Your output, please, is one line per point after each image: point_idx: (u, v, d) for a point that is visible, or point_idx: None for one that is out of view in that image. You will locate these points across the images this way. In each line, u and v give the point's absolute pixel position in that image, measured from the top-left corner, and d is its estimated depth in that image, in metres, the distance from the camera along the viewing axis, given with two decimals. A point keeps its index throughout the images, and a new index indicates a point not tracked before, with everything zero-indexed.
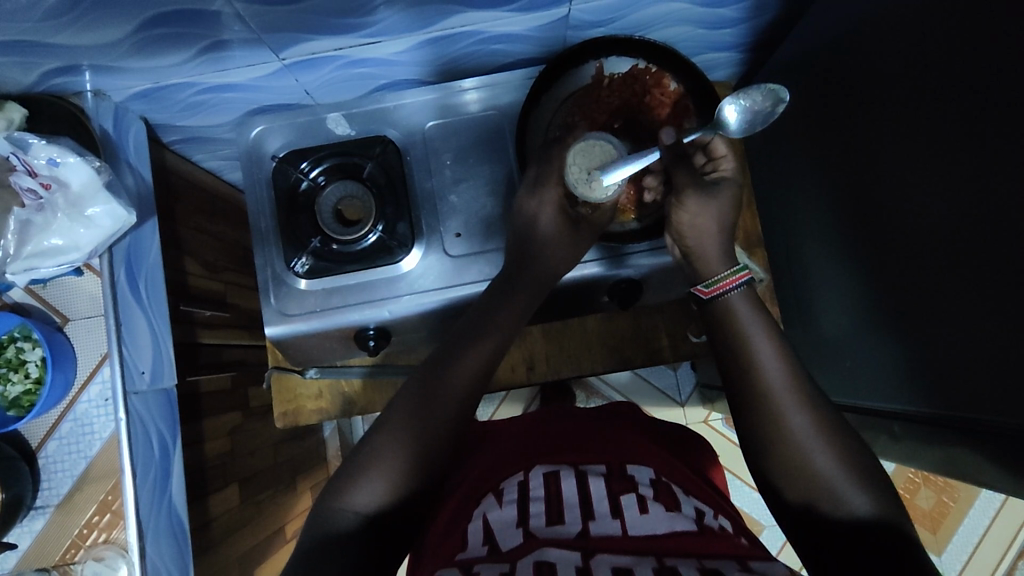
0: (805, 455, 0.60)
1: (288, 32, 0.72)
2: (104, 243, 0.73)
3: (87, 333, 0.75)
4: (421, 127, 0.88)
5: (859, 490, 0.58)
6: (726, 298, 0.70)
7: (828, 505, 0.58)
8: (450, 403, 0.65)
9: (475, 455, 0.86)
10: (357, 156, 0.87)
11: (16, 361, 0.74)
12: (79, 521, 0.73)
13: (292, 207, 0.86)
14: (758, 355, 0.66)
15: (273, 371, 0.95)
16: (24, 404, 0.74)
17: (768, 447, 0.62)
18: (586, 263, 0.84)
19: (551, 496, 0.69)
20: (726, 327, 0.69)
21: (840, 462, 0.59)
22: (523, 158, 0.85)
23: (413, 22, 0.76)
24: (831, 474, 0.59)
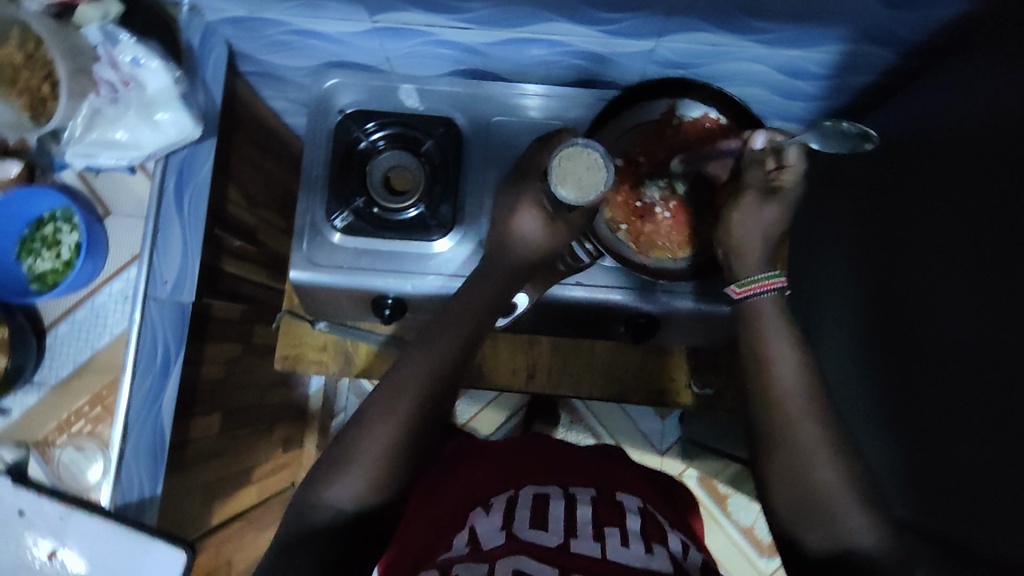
0: (808, 470, 0.60)
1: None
2: (163, 150, 0.75)
3: (124, 230, 0.75)
4: (487, 119, 0.90)
5: (859, 516, 0.58)
6: (755, 300, 0.69)
7: (816, 531, 0.59)
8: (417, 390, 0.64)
9: (461, 464, 0.86)
10: (420, 131, 0.88)
11: (52, 239, 0.74)
12: (70, 406, 0.72)
13: (345, 162, 0.87)
14: (774, 366, 0.65)
15: (285, 315, 0.97)
16: (48, 281, 0.73)
17: (772, 458, 0.62)
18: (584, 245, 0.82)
19: (536, 511, 0.70)
20: (751, 333, 0.68)
21: (844, 486, 0.59)
22: None
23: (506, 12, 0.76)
24: (833, 494, 0.59)
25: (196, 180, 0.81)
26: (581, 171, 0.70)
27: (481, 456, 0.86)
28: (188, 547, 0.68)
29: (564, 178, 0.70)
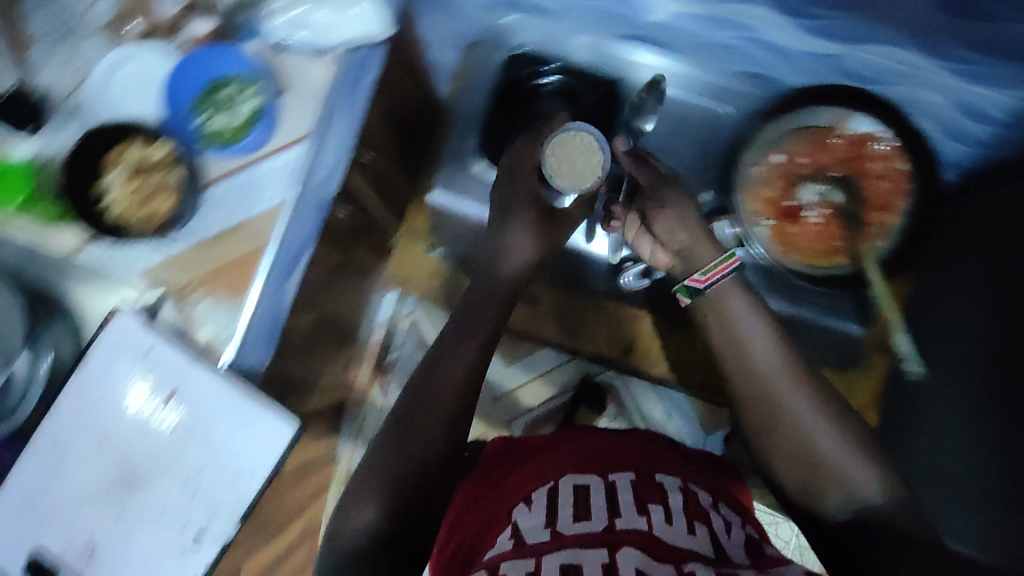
0: (810, 437, 0.60)
1: None
2: (343, 43, 0.75)
3: (293, 109, 0.74)
4: (655, 89, 0.90)
5: (865, 471, 0.57)
6: (717, 285, 0.68)
7: (832, 493, 0.58)
8: (447, 389, 0.63)
9: (507, 454, 0.80)
10: (587, 86, 0.87)
11: (231, 100, 0.72)
12: (212, 262, 0.72)
13: (512, 93, 0.90)
14: (752, 344, 0.65)
15: (402, 238, 1.11)
16: (221, 138, 0.72)
17: (768, 431, 0.63)
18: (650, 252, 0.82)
19: (578, 500, 0.66)
20: (716, 316, 0.68)
21: (844, 444, 0.59)
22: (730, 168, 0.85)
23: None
24: (836, 455, 0.59)
25: (362, 83, 0.77)
26: (571, 158, 0.73)
27: (521, 448, 0.80)
28: (300, 421, 0.68)
29: (559, 170, 0.73)
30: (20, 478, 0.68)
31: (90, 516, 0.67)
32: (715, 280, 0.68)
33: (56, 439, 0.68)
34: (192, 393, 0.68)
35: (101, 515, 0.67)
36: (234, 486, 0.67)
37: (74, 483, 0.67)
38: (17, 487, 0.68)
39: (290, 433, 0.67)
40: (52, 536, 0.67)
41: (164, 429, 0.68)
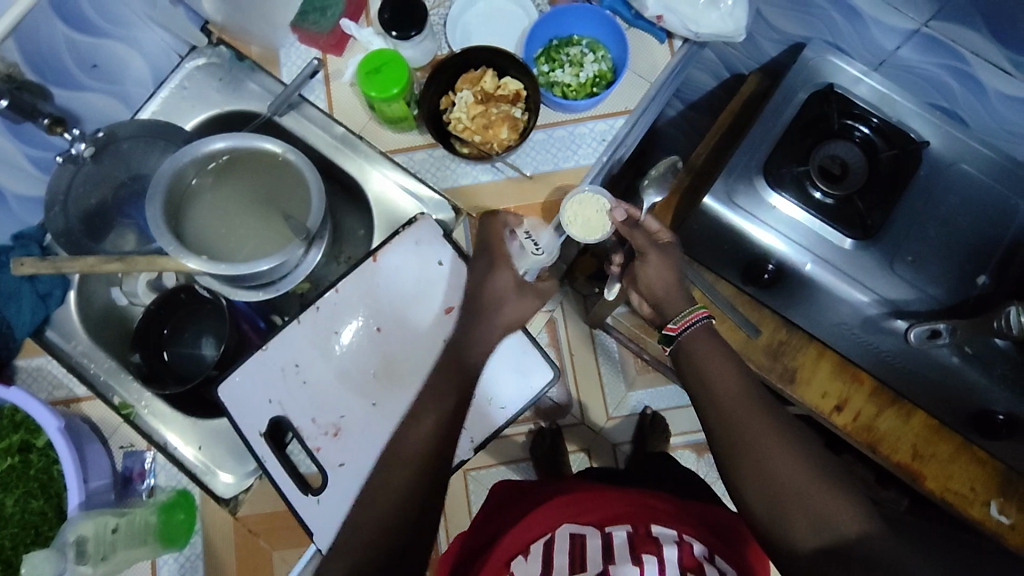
0: (774, 466, 0.51)
1: (971, 9, 0.71)
2: (692, 34, 0.74)
3: (629, 85, 0.76)
4: (954, 162, 0.83)
5: (834, 496, 0.49)
6: (691, 335, 0.62)
7: (802, 523, 0.49)
8: (409, 423, 0.55)
9: (516, 500, 0.70)
10: (886, 140, 0.84)
11: (578, 61, 0.76)
12: (514, 199, 0.74)
13: (804, 129, 0.85)
14: (722, 380, 0.57)
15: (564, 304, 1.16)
16: (559, 91, 0.75)
17: (741, 467, 0.52)
18: (938, 325, 0.77)
19: (575, 556, 0.54)
20: (694, 364, 0.60)
21: (813, 471, 0.50)
22: (1010, 265, 0.80)
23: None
24: (803, 479, 0.50)
25: (680, 75, 0.80)
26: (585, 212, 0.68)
27: (509, 501, 0.70)
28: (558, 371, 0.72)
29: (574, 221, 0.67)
30: (284, 344, 0.71)
31: (345, 399, 0.71)
32: (689, 325, 0.63)
33: (333, 310, 0.72)
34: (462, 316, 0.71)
35: (355, 400, 0.71)
36: (485, 414, 0.71)
37: (334, 365, 0.71)
38: (281, 354, 0.71)
39: (546, 380, 0.72)
40: (303, 408, 0.71)
41: (433, 339, 0.71)
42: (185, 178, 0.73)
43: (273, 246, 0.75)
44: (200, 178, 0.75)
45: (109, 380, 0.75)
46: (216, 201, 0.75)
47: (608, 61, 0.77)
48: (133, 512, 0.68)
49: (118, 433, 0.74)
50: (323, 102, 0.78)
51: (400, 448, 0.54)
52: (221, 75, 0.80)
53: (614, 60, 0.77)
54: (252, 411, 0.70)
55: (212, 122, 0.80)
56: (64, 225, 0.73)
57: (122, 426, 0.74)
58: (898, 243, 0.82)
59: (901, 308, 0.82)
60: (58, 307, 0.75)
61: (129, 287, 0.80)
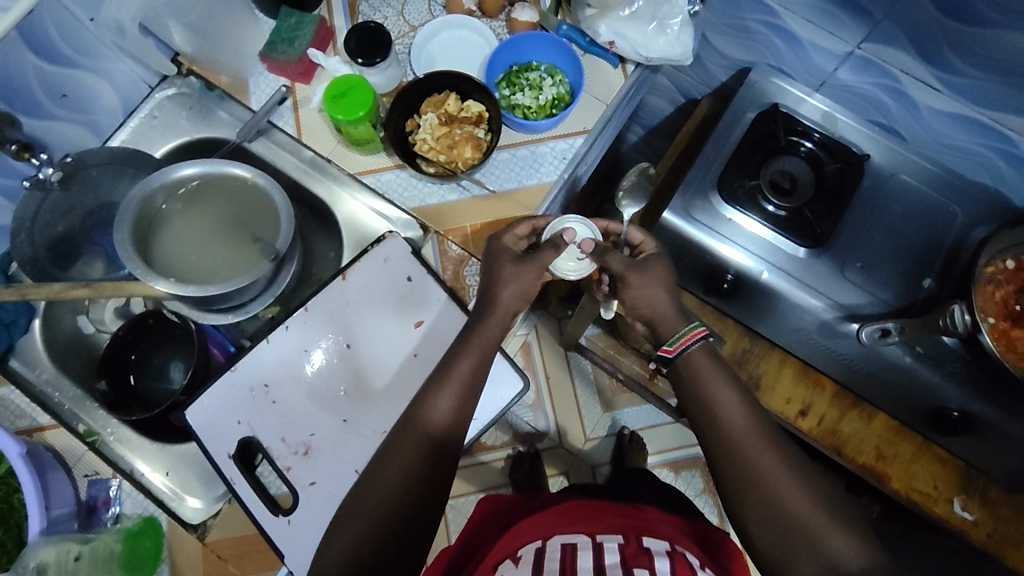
0: (780, 503, 0.52)
1: (898, 31, 0.77)
2: (644, 58, 0.79)
3: (586, 106, 0.79)
4: (895, 173, 0.88)
5: (839, 535, 0.50)
6: (688, 361, 0.59)
7: (804, 557, 0.50)
8: (401, 441, 0.57)
9: (501, 513, 0.69)
10: (831, 154, 0.89)
11: (536, 85, 0.80)
12: (480, 217, 0.77)
13: (754, 146, 0.89)
14: (723, 404, 0.57)
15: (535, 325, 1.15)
16: (520, 112, 0.79)
17: (741, 493, 0.53)
18: (887, 325, 0.81)
19: (565, 559, 0.54)
20: (695, 386, 0.58)
21: (814, 505, 0.51)
22: (953, 267, 0.85)
23: (987, 72, 0.75)
24: (809, 516, 0.51)
25: (635, 96, 0.85)
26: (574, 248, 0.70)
27: (496, 513, 0.70)
28: (527, 383, 0.75)
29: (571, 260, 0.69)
30: (252, 363, 0.71)
31: (315, 416, 0.71)
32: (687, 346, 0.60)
33: (304, 329, 0.72)
34: (433, 329, 0.73)
35: (326, 418, 0.71)
36: None
37: (303, 383, 0.72)
38: (250, 375, 0.71)
39: (515, 391, 0.75)
40: (272, 428, 0.70)
41: (403, 353, 0.72)
42: (153, 204, 0.74)
43: (242, 268, 0.76)
44: (169, 203, 0.76)
45: (74, 408, 0.74)
46: (186, 226, 0.76)
47: (565, 84, 0.81)
48: (99, 539, 0.68)
49: (82, 461, 0.72)
50: (291, 128, 0.80)
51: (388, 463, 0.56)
52: (191, 105, 0.82)
53: (571, 84, 0.81)
54: (220, 433, 0.70)
55: (183, 149, 0.82)
56: (30, 252, 0.73)
57: (87, 454, 0.72)
58: (847, 250, 0.87)
59: (855, 311, 0.86)
60: (23, 335, 0.74)
61: (96, 315, 0.80)
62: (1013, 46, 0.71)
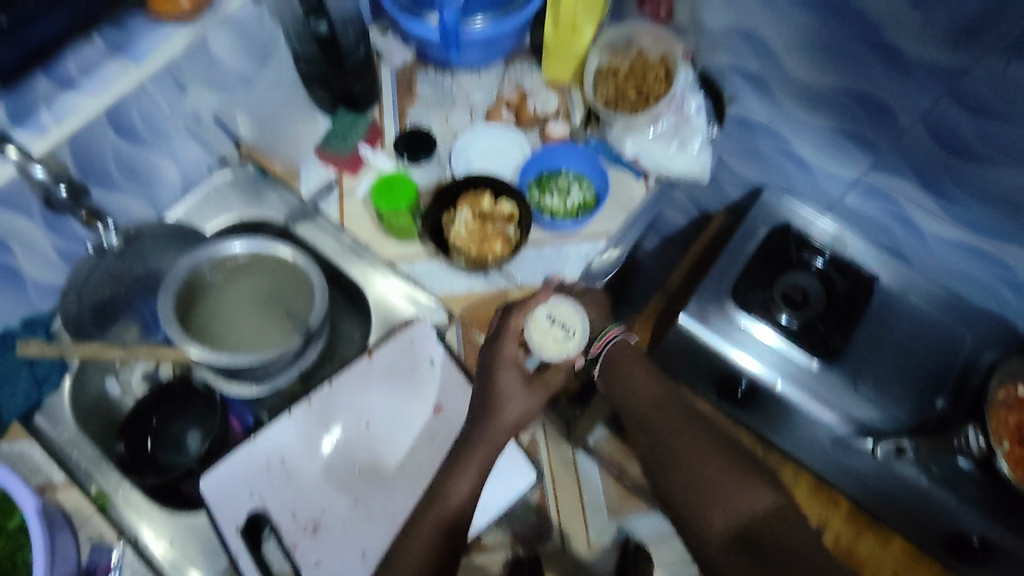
0: (679, 453, 0.72)
1: (904, 164, 0.83)
2: (664, 173, 0.86)
3: (609, 213, 0.85)
4: (904, 294, 0.92)
5: (738, 473, 0.70)
6: (610, 356, 0.79)
7: (711, 496, 0.67)
8: (437, 500, 0.64)
9: None
10: (839, 273, 0.93)
11: (564, 189, 0.86)
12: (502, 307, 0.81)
13: (766, 260, 0.94)
14: (635, 383, 0.78)
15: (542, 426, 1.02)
16: (548, 213, 0.84)
17: (661, 451, 0.72)
18: (902, 441, 0.81)
19: None
20: (615, 374, 0.79)
21: (707, 450, 0.72)
22: (966, 389, 0.86)
23: (987, 206, 0.80)
24: (710, 464, 0.70)
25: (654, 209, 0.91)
26: (553, 331, 0.71)
27: None
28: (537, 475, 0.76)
29: (552, 345, 0.70)
30: (270, 436, 0.72)
31: (327, 495, 0.71)
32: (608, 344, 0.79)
33: (325, 408, 0.74)
34: (451, 413, 0.74)
35: (336, 497, 0.71)
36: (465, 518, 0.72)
37: (319, 461, 0.72)
38: (269, 445, 0.72)
39: (527, 483, 0.75)
40: (282, 504, 0.70)
41: (419, 437, 0.73)
42: (199, 274, 0.79)
43: (272, 342, 0.78)
44: (213, 275, 0.80)
45: (90, 468, 0.75)
46: (225, 298, 0.80)
47: (590, 190, 0.86)
48: None
49: (89, 524, 0.72)
50: (335, 214, 0.86)
51: (428, 504, 0.64)
52: (244, 188, 0.89)
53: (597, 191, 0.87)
54: (228, 504, 0.69)
55: (230, 227, 0.87)
56: (75, 311, 0.76)
57: (93, 516, 0.72)
58: (858, 366, 0.89)
59: (868, 426, 0.86)
60: (52, 393, 0.76)
61: (125, 378, 0.82)
62: (1010, 185, 0.76)
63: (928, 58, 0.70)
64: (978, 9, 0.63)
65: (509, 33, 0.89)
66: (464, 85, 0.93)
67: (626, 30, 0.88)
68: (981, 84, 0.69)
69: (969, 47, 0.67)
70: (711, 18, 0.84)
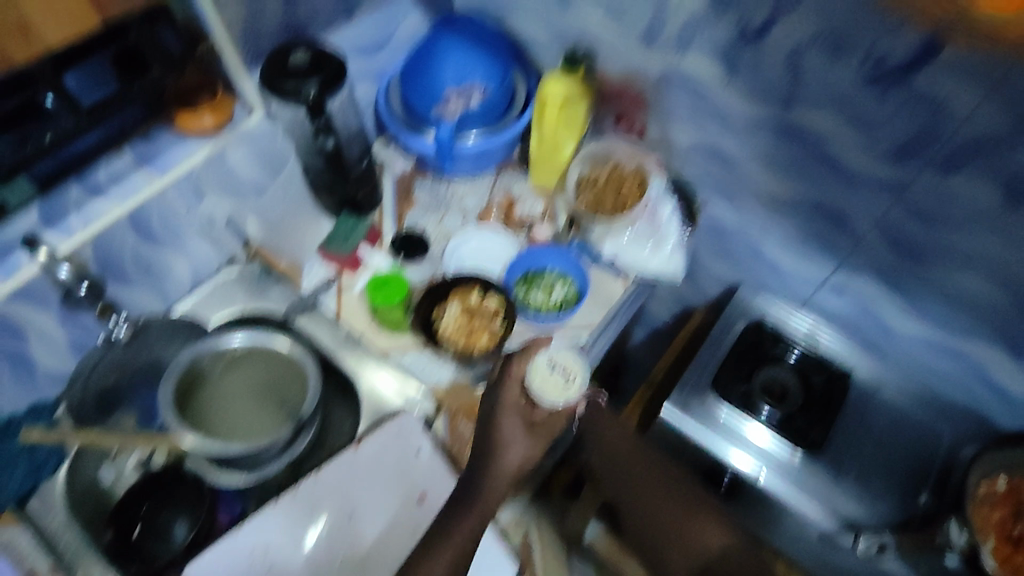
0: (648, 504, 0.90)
1: (866, 267, 0.88)
2: (640, 272, 0.92)
3: (590, 309, 0.91)
4: (879, 390, 0.95)
5: (696, 517, 0.87)
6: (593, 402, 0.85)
7: (675, 540, 0.87)
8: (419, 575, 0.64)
9: None
10: (815, 367, 0.97)
11: (548, 287, 0.92)
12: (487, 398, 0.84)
13: (745, 355, 0.98)
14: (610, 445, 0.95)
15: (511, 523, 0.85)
16: (532, 309, 0.90)
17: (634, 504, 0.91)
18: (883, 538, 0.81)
19: None
20: (595, 437, 0.96)
21: (673, 500, 0.89)
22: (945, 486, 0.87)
23: (947, 307, 0.84)
24: (674, 511, 0.88)
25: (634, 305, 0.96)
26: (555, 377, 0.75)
27: None
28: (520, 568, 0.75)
29: (553, 390, 0.74)
30: (253, 529, 0.73)
31: None
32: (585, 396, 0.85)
33: (309, 500, 0.75)
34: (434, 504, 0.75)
35: None
36: None
37: (302, 553, 0.73)
38: (252, 538, 0.73)
39: None
40: None
41: (402, 528, 0.74)
42: (199, 364, 0.83)
43: (264, 431, 0.81)
44: (211, 365, 0.84)
45: (76, 556, 0.76)
46: (222, 387, 0.84)
47: (572, 287, 0.92)
48: None
49: None
50: (332, 308, 0.92)
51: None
52: (249, 284, 0.95)
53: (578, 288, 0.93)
54: None
55: (233, 319, 0.93)
56: (78, 400, 0.80)
57: None
58: (839, 461, 0.91)
59: (853, 523, 0.86)
60: (47, 480, 0.79)
61: (118, 465, 0.85)
62: (966, 287, 0.79)
63: (875, 172, 0.77)
64: (911, 131, 0.70)
65: (499, 147, 0.98)
66: (458, 191, 1.02)
67: (603, 145, 0.97)
68: (924, 199, 0.75)
69: (907, 166, 0.73)
70: (679, 135, 0.92)
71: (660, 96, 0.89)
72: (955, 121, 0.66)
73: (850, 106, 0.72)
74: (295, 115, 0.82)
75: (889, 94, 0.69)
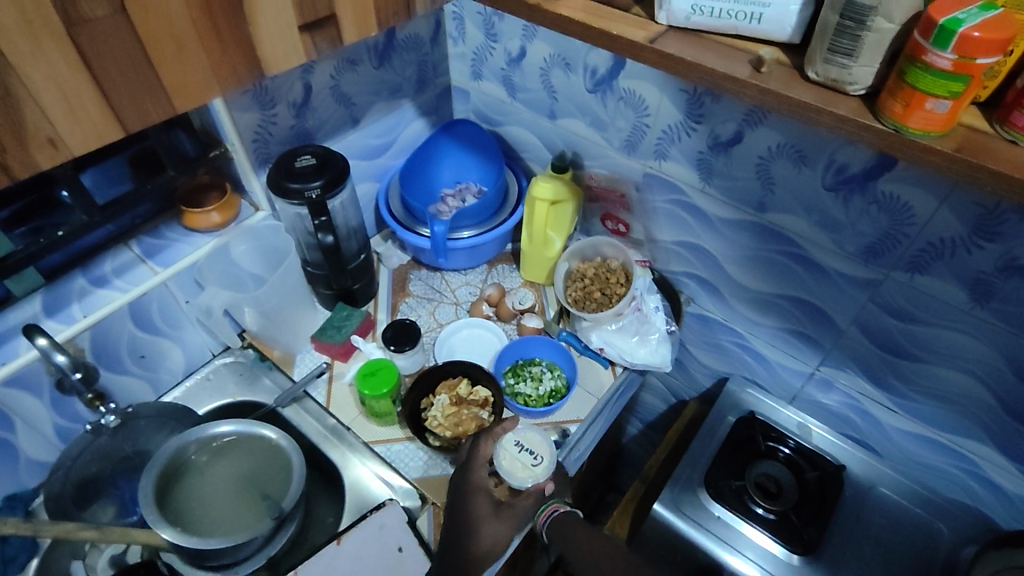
0: None
1: (849, 362, 0.90)
2: (629, 363, 0.93)
3: (580, 399, 0.91)
4: (874, 485, 0.94)
5: None
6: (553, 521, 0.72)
7: None
8: None
9: None
10: (807, 461, 0.96)
11: (537, 377, 0.93)
12: None
13: (736, 449, 0.97)
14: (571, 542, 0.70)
15: None
16: (521, 399, 0.90)
17: None
18: None
19: None
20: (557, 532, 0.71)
21: None
22: None
23: (932, 402, 0.84)
24: None
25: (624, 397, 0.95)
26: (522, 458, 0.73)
27: None
28: None
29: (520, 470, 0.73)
30: None
31: None
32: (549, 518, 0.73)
33: None
34: None
35: None
36: None
37: None
38: None
39: None
40: None
41: None
42: (184, 453, 0.82)
43: (245, 524, 0.79)
44: (197, 455, 0.84)
45: None
46: (206, 477, 0.83)
47: (562, 378, 0.93)
48: None
49: None
50: (322, 397, 0.91)
51: None
52: (242, 372, 0.97)
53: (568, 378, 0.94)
54: None
55: (223, 408, 0.94)
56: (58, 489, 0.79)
57: None
58: (838, 561, 0.87)
59: None
60: None
61: (91, 561, 0.82)
62: (948, 382, 0.80)
63: (846, 271, 0.80)
64: (875, 233, 0.74)
65: (491, 243, 1.02)
66: (452, 283, 1.06)
67: (591, 241, 1.02)
68: (896, 295, 0.78)
69: (876, 265, 0.77)
70: (662, 235, 0.97)
71: (643, 198, 0.95)
72: (915, 225, 0.70)
73: (819, 209, 0.77)
74: (296, 212, 0.87)
75: (853, 200, 0.73)
